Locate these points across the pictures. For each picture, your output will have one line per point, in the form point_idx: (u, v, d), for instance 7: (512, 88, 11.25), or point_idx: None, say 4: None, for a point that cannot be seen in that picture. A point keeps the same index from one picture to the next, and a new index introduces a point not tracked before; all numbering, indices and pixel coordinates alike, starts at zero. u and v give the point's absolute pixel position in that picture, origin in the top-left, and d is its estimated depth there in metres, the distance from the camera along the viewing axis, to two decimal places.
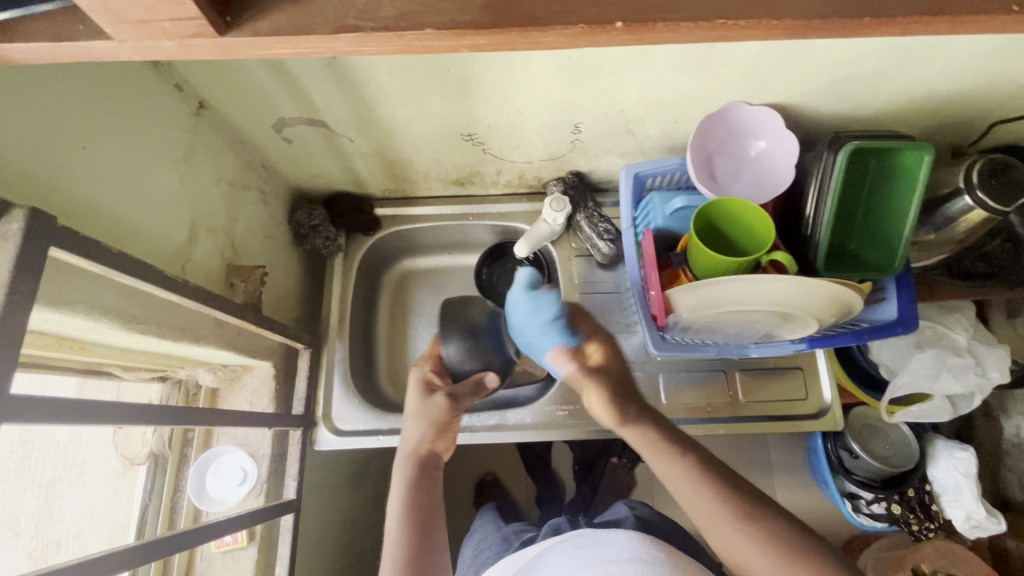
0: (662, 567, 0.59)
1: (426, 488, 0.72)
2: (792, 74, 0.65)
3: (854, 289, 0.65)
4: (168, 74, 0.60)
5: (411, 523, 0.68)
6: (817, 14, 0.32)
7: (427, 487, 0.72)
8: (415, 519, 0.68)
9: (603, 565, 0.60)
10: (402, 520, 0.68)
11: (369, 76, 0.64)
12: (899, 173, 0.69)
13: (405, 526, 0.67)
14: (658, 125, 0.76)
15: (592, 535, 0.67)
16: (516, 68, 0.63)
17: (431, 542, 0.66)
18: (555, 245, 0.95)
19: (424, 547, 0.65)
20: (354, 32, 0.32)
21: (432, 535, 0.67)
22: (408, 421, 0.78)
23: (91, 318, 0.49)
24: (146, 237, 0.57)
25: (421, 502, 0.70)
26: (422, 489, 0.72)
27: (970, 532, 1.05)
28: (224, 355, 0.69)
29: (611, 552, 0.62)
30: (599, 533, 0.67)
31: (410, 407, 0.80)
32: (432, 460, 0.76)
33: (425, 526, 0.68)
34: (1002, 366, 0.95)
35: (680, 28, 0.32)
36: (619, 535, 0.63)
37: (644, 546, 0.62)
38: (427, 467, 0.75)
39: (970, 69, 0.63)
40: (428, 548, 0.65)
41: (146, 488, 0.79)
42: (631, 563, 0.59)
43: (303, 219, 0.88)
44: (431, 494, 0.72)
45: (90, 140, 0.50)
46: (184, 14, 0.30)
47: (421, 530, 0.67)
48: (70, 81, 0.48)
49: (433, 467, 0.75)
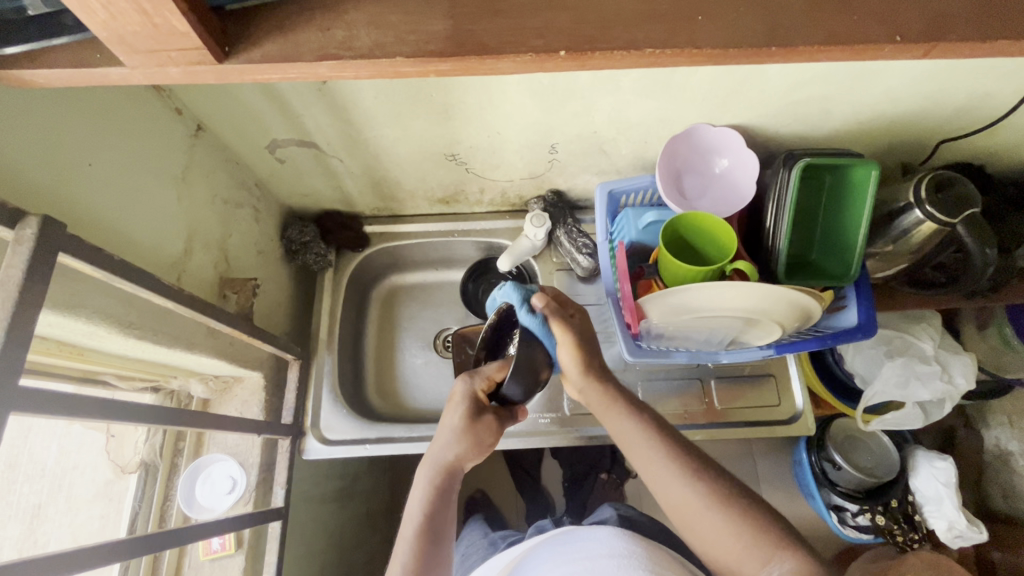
0: (639, 561, 0.61)
1: (448, 499, 0.67)
2: (748, 98, 0.70)
3: (813, 295, 0.69)
4: (169, 99, 0.65)
5: (425, 532, 0.63)
6: (732, 44, 0.37)
7: (445, 500, 0.66)
8: (430, 529, 0.63)
9: (583, 562, 0.62)
10: (417, 528, 0.63)
11: (356, 100, 0.69)
12: (851, 188, 0.74)
13: (419, 540, 0.63)
14: (629, 145, 0.81)
15: (573, 532, 0.71)
16: (493, 92, 0.69)
17: (440, 556, 0.63)
18: (537, 260, 0.99)
19: (434, 563, 0.62)
20: (335, 60, 0.37)
21: (441, 548, 0.64)
22: (441, 431, 0.67)
23: (91, 322, 0.52)
24: (144, 248, 0.60)
25: (441, 510, 0.65)
26: (444, 499, 0.66)
27: (953, 541, 1.08)
28: (216, 363, 0.72)
29: (591, 548, 0.65)
30: (577, 530, 0.71)
31: (450, 421, 0.67)
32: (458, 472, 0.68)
33: (437, 542, 0.63)
34: (967, 372, 0.98)
35: (616, 54, 0.36)
36: (594, 529, 0.67)
37: (622, 541, 0.65)
38: (453, 475, 0.68)
39: (909, 93, 0.69)
40: (435, 563, 0.62)
41: (135, 496, 0.81)
42: (610, 558, 0.62)
43: (295, 236, 0.92)
44: (449, 505, 0.66)
45: (95, 159, 0.54)
46: (189, 44, 0.35)
47: (432, 545, 0.63)
48: (79, 105, 0.53)
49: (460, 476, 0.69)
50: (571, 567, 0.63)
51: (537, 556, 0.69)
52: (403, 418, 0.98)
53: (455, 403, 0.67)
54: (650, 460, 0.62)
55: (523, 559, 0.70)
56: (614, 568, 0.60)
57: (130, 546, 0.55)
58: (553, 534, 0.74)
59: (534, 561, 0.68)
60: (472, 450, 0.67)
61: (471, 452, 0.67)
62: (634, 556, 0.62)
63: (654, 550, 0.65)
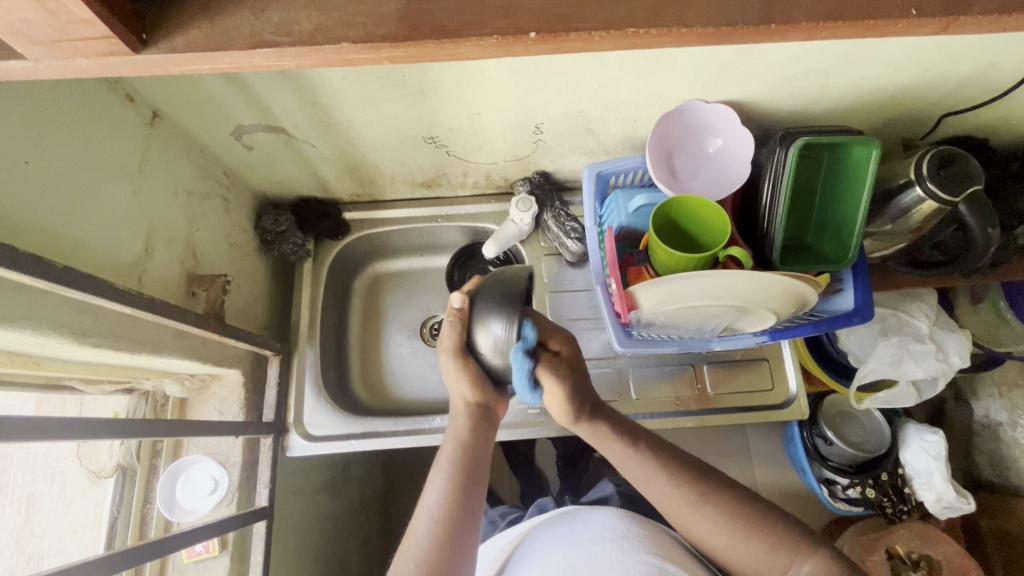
0: (642, 544, 0.60)
1: (480, 442, 0.66)
2: (741, 74, 0.66)
3: (809, 283, 0.66)
4: (118, 85, 0.60)
5: (459, 477, 0.62)
6: (724, 22, 0.33)
7: (478, 445, 0.65)
8: (462, 477, 0.62)
9: (586, 545, 0.61)
10: (450, 474, 0.62)
11: (323, 84, 0.64)
12: (851, 166, 0.70)
13: (450, 486, 0.61)
14: (617, 124, 0.77)
15: (573, 514, 0.69)
16: (470, 72, 0.64)
17: (471, 505, 0.60)
18: (525, 245, 0.96)
19: (464, 514, 0.59)
20: (270, 48, 0.33)
21: (472, 500, 0.61)
22: (452, 373, 0.67)
23: (39, 334, 0.49)
24: (97, 250, 0.57)
25: (475, 460, 0.64)
26: (474, 451, 0.64)
27: (941, 513, 1.08)
28: (188, 364, 0.69)
29: (592, 530, 0.63)
30: (578, 512, 0.69)
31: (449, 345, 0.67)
32: (486, 418, 0.68)
33: (468, 490, 0.61)
34: (962, 350, 0.97)
35: (593, 37, 0.33)
36: (595, 511, 0.65)
37: (625, 523, 0.64)
38: (483, 419, 0.67)
39: (912, 67, 0.65)
40: (464, 512, 0.59)
41: (114, 502, 0.78)
42: (612, 541, 0.60)
43: (269, 225, 0.87)
44: (481, 455, 0.65)
45: (33, 156, 0.50)
46: (96, 33, 0.32)
47: (465, 491, 0.61)
48: (10, 97, 0.48)
49: (490, 422, 0.68)
50: (573, 550, 0.61)
51: (538, 539, 0.67)
52: (391, 410, 0.96)
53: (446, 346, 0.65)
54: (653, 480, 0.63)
55: (524, 545, 0.68)
56: (618, 551, 0.59)
57: (111, 560, 0.53)
58: (556, 513, 0.72)
59: (534, 545, 0.66)
60: (485, 388, 0.67)
61: (487, 393, 0.67)
62: (636, 538, 0.61)
63: (659, 537, 0.63)
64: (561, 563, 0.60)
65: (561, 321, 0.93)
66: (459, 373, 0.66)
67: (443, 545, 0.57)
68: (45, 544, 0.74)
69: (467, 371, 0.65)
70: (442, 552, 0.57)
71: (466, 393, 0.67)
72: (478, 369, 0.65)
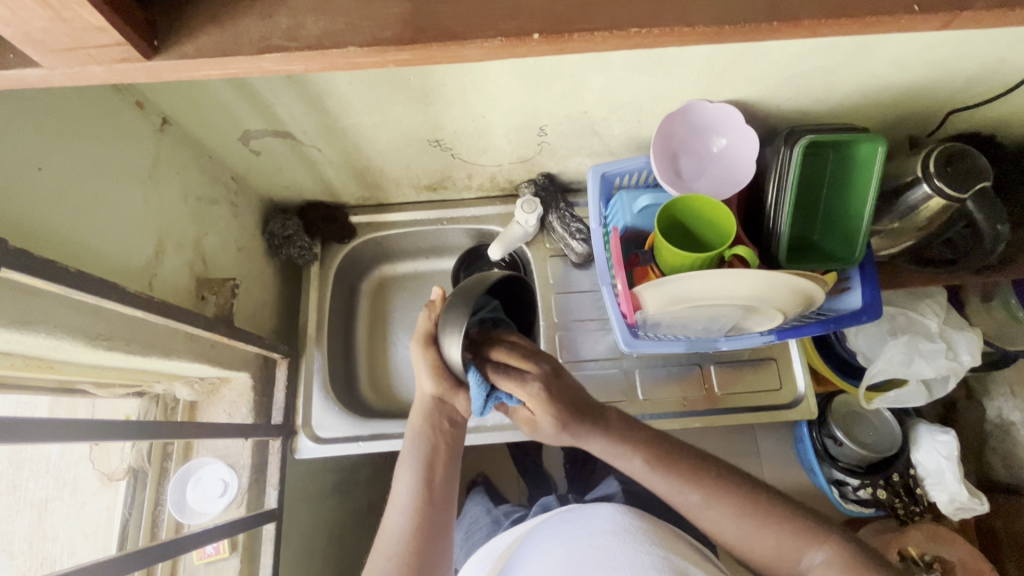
0: (645, 538, 0.60)
1: (443, 435, 0.66)
2: (746, 73, 0.66)
3: (817, 281, 0.66)
4: (128, 93, 0.61)
5: (425, 470, 0.63)
6: (727, 21, 0.33)
7: (441, 439, 0.65)
8: (429, 474, 0.63)
9: (587, 540, 0.61)
10: (417, 470, 0.63)
11: (331, 88, 0.65)
12: (857, 164, 0.70)
13: (418, 483, 0.62)
14: (622, 125, 0.77)
15: (575, 509, 0.68)
16: (475, 74, 0.64)
17: (442, 497, 0.62)
18: (530, 246, 0.96)
19: (432, 507, 0.61)
20: (278, 52, 0.33)
21: (442, 496, 0.63)
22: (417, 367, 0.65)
23: (54, 337, 0.50)
24: (108, 255, 0.57)
25: (439, 455, 0.65)
26: (439, 445, 0.65)
27: (953, 513, 1.07)
28: (197, 367, 0.70)
29: (594, 524, 0.63)
30: (581, 506, 0.68)
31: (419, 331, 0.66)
32: (448, 412, 0.66)
33: (437, 487, 0.63)
34: (973, 349, 0.96)
35: (596, 37, 0.33)
36: (600, 506, 0.65)
37: (627, 516, 0.63)
38: (443, 413, 0.66)
39: (918, 63, 0.64)
40: (434, 510, 0.61)
41: (126, 503, 0.79)
42: (614, 535, 0.60)
43: (277, 229, 0.88)
44: (446, 449, 0.65)
45: (46, 162, 0.51)
46: (107, 41, 0.32)
47: (434, 486, 0.63)
48: (24, 106, 0.49)
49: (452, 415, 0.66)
50: (575, 544, 0.61)
51: (542, 534, 0.67)
52: (398, 411, 0.96)
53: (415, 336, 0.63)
54: (659, 481, 0.62)
55: (525, 542, 0.68)
56: (619, 545, 0.59)
57: (124, 560, 0.54)
58: (558, 510, 0.72)
59: (536, 540, 0.66)
60: (442, 383, 0.64)
61: (445, 386, 0.64)
62: (638, 532, 0.61)
63: (665, 533, 0.63)
64: (563, 556, 0.60)
65: (566, 322, 0.93)
66: (422, 367, 0.64)
67: (412, 540, 0.59)
68: (59, 547, 0.74)
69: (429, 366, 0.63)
70: (413, 546, 0.59)
71: (424, 386, 0.65)
72: (439, 367, 0.63)
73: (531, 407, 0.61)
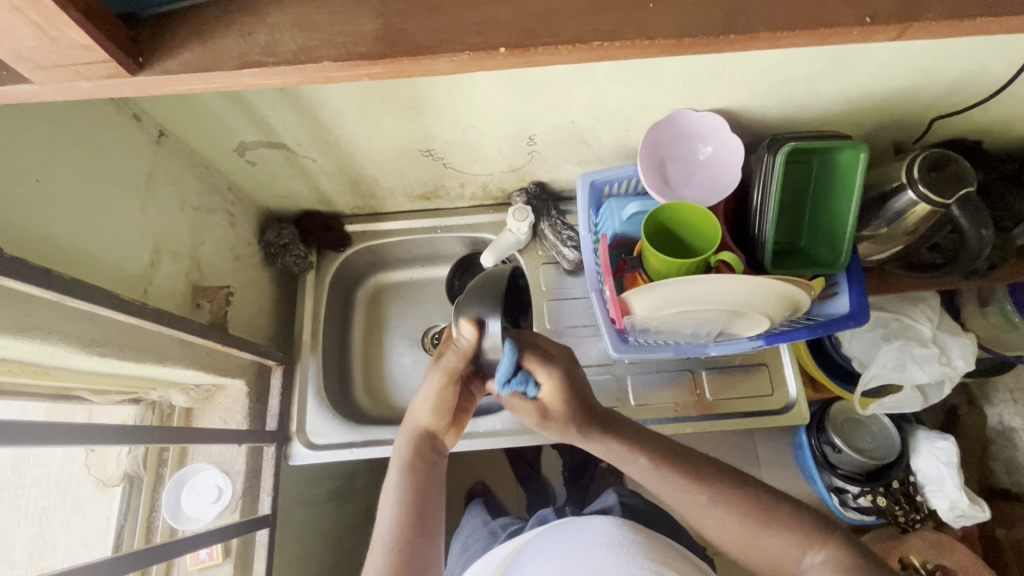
0: (638, 553, 0.60)
1: (429, 467, 0.67)
2: (728, 82, 0.68)
3: (803, 287, 0.67)
4: (126, 105, 0.63)
5: (411, 502, 0.63)
6: (686, 34, 0.34)
7: (426, 470, 0.66)
8: (413, 502, 0.63)
9: (580, 552, 0.61)
10: (401, 498, 0.64)
11: (321, 100, 0.67)
12: (842, 171, 0.71)
13: (402, 510, 0.63)
14: (610, 134, 0.79)
15: (572, 521, 0.69)
16: (463, 85, 0.66)
17: (424, 527, 0.62)
18: (523, 254, 0.97)
19: (417, 538, 0.61)
20: (258, 67, 0.35)
21: (427, 523, 0.63)
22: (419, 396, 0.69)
23: (48, 343, 0.51)
24: (105, 263, 0.59)
25: (423, 485, 0.65)
26: (425, 472, 0.66)
27: (954, 520, 1.07)
28: (193, 373, 0.71)
29: (588, 537, 0.63)
30: (578, 519, 0.69)
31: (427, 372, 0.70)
32: (434, 443, 0.70)
33: (422, 513, 0.63)
34: (966, 354, 0.96)
35: (561, 50, 0.34)
36: (595, 517, 0.66)
37: (621, 531, 0.64)
38: (432, 446, 0.69)
39: (897, 71, 0.65)
40: (418, 535, 0.61)
41: (121, 510, 0.80)
42: (606, 548, 0.61)
43: (273, 238, 0.90)
44: (432, 478, 0.66)
45: (42, 173, 0.52)
46: (95, 58, 0.34)
47: (416, 517, 0.62)
48: (22, 120, 0.51)
49: (439, 450, 0.70)
50: (567, 555, 0.61)
51: (538, 544, 0.67)
52: (394, 418, 0.97)
53: (439, 368, 0.66)
54: (664, 485, 0.61)
55: (520, 554, 0.68)
56: (611, 558, 0.59)
57: (116, 562, 0.55)
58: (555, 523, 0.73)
59: (533, 550, 0.67)
60: (437, 416, 0.69)
61: (439, 420, 0.69)
62: (630, 547, 0.61)
63: (659, 548, 0.63)
64: (553, 567, 0.60)
65: (559, 329, 0.93)
66: (422, 399, 0.68)
67: (395, 567, 0.58)
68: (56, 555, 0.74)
69: (433, 401, 0.68)
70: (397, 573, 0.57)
71: (418, 419, 0.69)
72: (443, 397, 0.68)
73: (546, 393, 0.64)
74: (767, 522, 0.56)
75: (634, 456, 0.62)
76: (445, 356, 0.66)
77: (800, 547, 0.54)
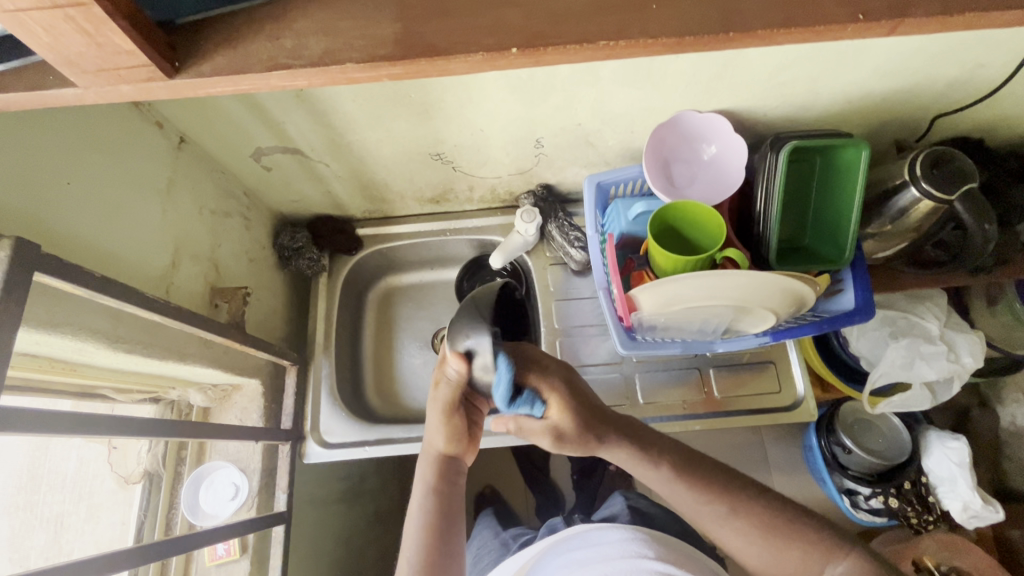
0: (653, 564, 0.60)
1: (451, 488, 0.69)
2: (731, 84, 0.69)
3: (806, 282, 0.68)
4: (148, 113, 0.66)
5: (433, 523, 0.65)
6: (686, 33, 0.36)
7: (448, 491, 0.68)
8: (436, 524, 0.65)
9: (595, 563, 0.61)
10: (423, 522, 0.65)
11: (336, 105, 0.69)
12: (843, 169, 0.73)
13: (426, 532, 0.64)
14: (616, 136, 0.81)
15: (586, 534, 0.70)
16: (472, 89, 0.68)
17: (449, 545, 0.64)
18: (531, 255, 0.99)
19: (442, 558, 0.63)
20: (284, 70, 0.37)
21: (450, 541, 0.64)
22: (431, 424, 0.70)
23: (78, 339, 0.53)
24: (130, 263, 0.61)
25: (445, 508, 0.66)
26: (445, 494, 0.68)
27: (967, 521, 1.06)
28: (211, 373, 0.73)
29: (603, 550, 0.64)
30: (591, 531, 0.70)
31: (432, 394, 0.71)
32: (455, 465, 0.71)
33: (445, 533, 0.65)
34: (974, 351, 0.96)
35: (568, 49, 0.36)
36: (609, 531, 0.66)
37: (637, 545, 0.64)
38: (452, 469, 0.70)
39: (898, 70, 0.67)
40: (443, 554, 0.63)
41: (141, 507, 0.83)
42: (622, 560, 0.61)
43: (287, 242, 0.92)
44: (454, 498, 0.68)
45: (73, 177, 0.55)
46: (135, 62, 0.36)
47: (441, 536, 0.64)
48: (55, 127, 0.53)
49: (459, 472, 0.71)
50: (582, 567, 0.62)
51: (553, 556, 0.67)
52: (405, 419, 0.98)
53: (435, 404, 0.67)
54: (680, 496, 0.61)
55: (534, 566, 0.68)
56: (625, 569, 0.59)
57: (137, 553, 0.56)
58: (566, 534, 0.73)
59: (550, 563, 0.67)
60: (455, 440, 0.70)
61: (456, 444, 0.71)
62: (645, 558, 0.61)
63: (672, 556, 0.63)
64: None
65: (568, 329, 0.95)
66: (437, 427, 0.70)
67: None
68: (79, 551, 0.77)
69: (448, 427, 0.69)
70: None
71: (436, 444, 0.71)
72: (453, 426, 0.69)
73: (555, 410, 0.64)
74: (775, 513, 0.57)
75: (655, 469, 0.63)
76: (438, 391, 0.67)
77: (806, 536, 0.55)
